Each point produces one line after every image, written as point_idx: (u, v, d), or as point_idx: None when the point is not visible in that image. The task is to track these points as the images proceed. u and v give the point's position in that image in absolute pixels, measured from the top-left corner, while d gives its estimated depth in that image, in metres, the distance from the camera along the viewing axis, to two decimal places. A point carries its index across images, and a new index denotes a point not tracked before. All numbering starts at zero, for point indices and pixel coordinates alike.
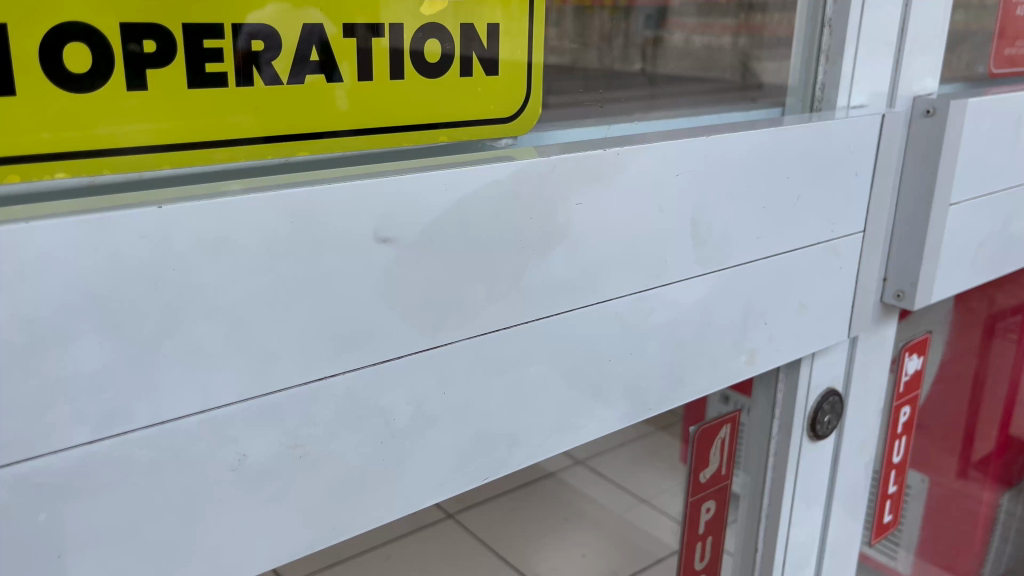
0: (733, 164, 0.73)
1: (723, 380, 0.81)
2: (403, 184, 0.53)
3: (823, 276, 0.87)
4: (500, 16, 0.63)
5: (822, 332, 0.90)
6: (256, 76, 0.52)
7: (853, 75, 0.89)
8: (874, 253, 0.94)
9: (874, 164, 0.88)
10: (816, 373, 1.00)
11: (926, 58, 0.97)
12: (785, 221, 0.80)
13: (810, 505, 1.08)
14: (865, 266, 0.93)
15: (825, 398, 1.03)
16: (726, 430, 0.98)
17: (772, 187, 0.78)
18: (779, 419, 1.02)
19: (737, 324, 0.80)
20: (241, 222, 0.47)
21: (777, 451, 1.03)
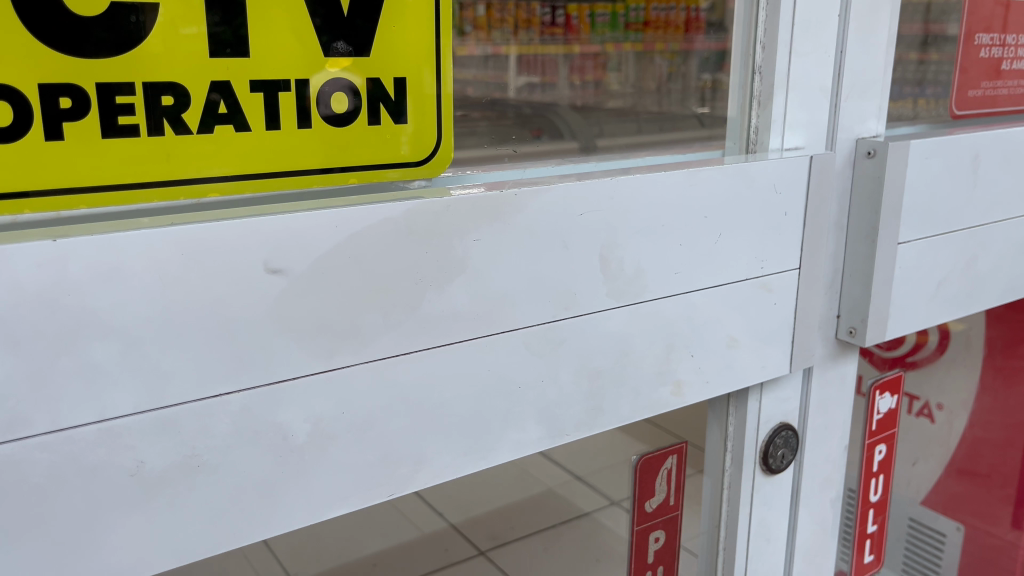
0: (645, 202, 0.78)
1: (647, 410, 0.85)
2: (290, 222, 0.59)
3: (754, 312, 0.91)
4: (407, 71, 0.69)
5: (756, 366, 0.93)
6: (166, 127, 0.60)
7: (786, 119, 0.93)
8: (814, 290, 0.97)
9: (808, 207, 0.92)
10: (766, 407, 1.03)
11: (868, 101, 1.00)
12: (708, 258, 0.84)
13: (771, 539, 1.09)
14: (805, 303, 0.96)
15: (778, 432, 1.05)
16: (673, 460, 0.99)
17: (690, 226, 0.82)
18: (731, 452, 1.04)
19: (661, 355, 0.84)
20: (132, 254, 0.54)
21: (730, 483, 1.05)
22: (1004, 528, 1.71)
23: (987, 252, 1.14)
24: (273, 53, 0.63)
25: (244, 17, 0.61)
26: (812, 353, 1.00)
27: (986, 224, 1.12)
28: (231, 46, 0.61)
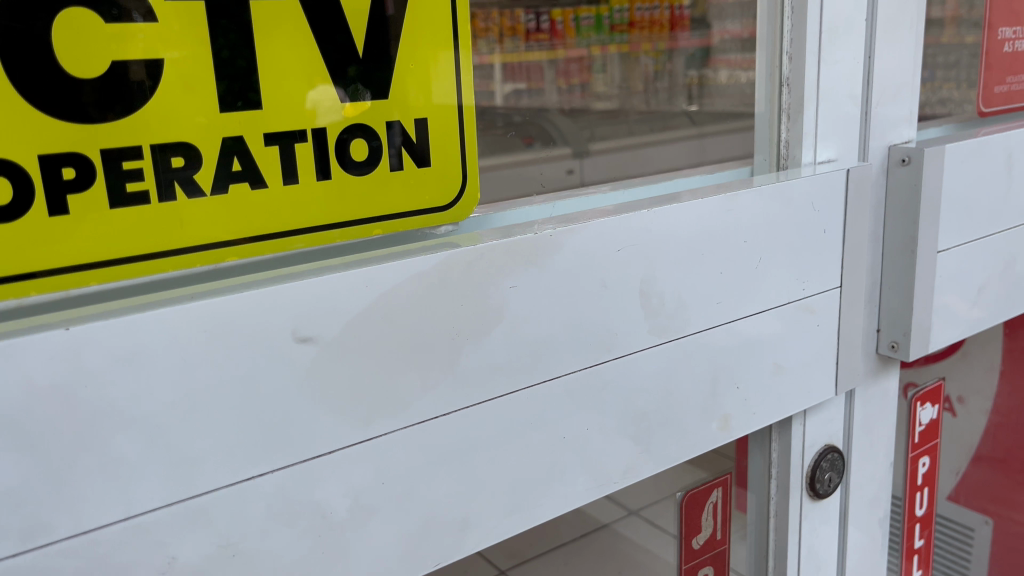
0: (684, 232, 0.74)
1: (694, 447, 0.80)
2: (317, 286, 0.55)
3: (798, 336, 0.87)
4: (428, 110, 0.65)
5: (801, 391, 0.89)
6: (179, 191, 0.55)
7: (817, 132, 0.89)
8: (856, 306, 0.92)
9: (848, 223, 0.88)
10: (811, 430, 0.98)
11: (898, 107, 0.96)
12: (750, 284, 0.80)
13: (821, 565, 1.05)
14: (847, 322, 0.92)
15: (823, 456, 1.00)
16: (718, 494, 0.95)
17: (731, 253, 0.78)
18: (776, 479, 1.00)
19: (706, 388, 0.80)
20: (153, 336, 0.49)
21: (777, 511, 1.01)
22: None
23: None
24: (286, 103, 0.58)
25: (255, 67, 0.57)
26: (856, 372, 0.96)
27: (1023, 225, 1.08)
28: (242, 99, 0.56)
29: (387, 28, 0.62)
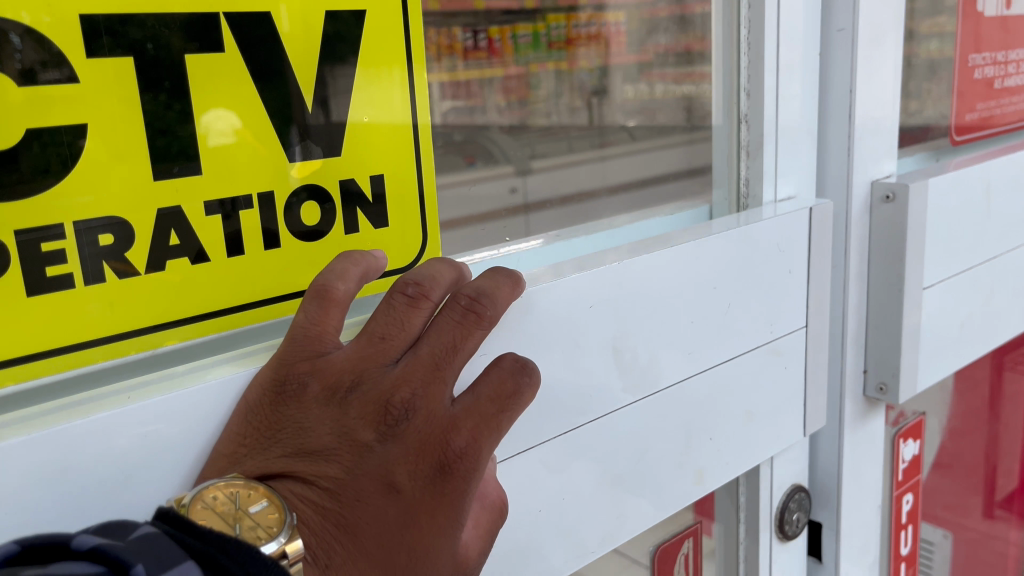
0: (660, 286, 0.70)
1: (672, 506, 0.77)
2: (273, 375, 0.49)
3: (769, 379, 0.84)
4: (385, 165, 0.59)
5: (774, 434, 0.87)
6: (107, 271, 0.48)
7: (777, 169, 0.87)
8: (821, 347, 0.90)
9: (815, 263, 0.86)
10: (778, 471, 0.96)
11: (879, 142, 0.94)
12: (725, 332, 0.78)
13: None
14: (814, 363, 0.90)
15: (791, 496, 0.98)
16: (689, 545, 0.93)
17: (706, 300, 0.75)
18: (745, 522, 0.97)
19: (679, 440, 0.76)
20: (83, 446, 0.45)
21: (746, 557, 0.98)
22: (977, 519, 1.53)
23: (999, 284, 1.09)
24: (227, 169, 0.51)
25: (191, 127, 0.49)
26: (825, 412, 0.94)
27: (998, 255, 1.07)
28: (179, 164, 0.49)
29: (342, 80, 0.55)
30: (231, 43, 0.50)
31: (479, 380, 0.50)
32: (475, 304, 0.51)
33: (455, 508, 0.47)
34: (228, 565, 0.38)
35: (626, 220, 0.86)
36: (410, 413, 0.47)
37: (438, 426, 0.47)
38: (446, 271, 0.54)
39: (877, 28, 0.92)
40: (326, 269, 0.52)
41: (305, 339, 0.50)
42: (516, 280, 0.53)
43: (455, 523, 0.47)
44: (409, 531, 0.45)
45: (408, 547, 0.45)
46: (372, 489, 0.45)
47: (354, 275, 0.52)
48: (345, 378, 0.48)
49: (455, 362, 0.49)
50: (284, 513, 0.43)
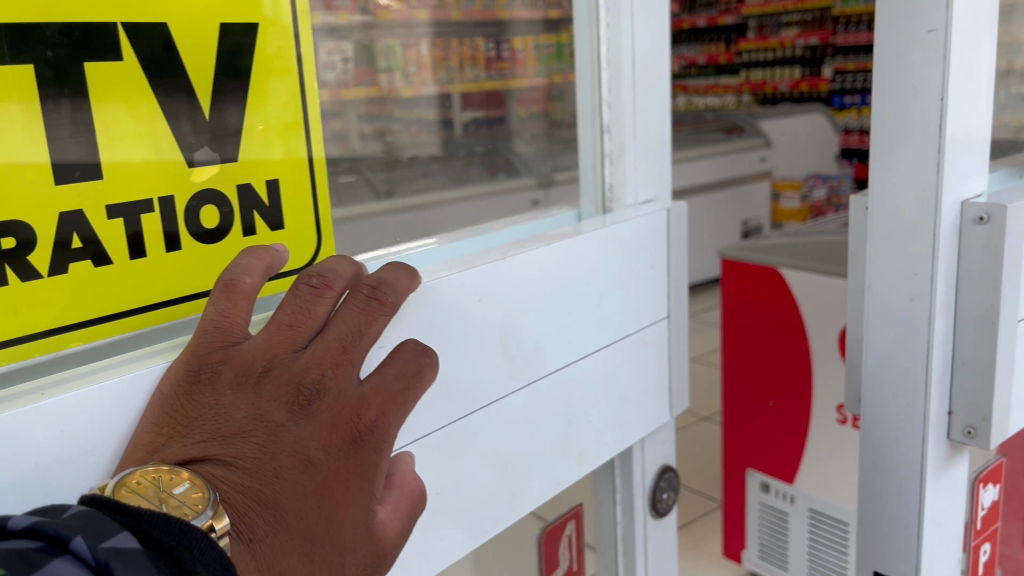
0: (525, 296, 1.05)
1: (552, 485, 1.15)
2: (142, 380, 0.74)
3: (626, 369, 1.26)
4: (209, 183, 0.81)
5: (602, 424, 1.23)
6: (13, 269, 0.68)
7: (632, 180, 1.37)
8: (633, 343, 1.26)
9: (665, 262, 1.32)
10: (647, 460, 1.45)
11: (972, 171, 1.29)
12: (561, 322, 1.11)
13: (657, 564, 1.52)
14: (621, 353, 1.25)
15: (658, 479, 1.48)
16: (570, 527, 1.40)
17: (541, 299, 1.08)
18: (621, 501, 1.46)
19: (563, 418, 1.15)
20: (19, 427, 0.66)
21: (625, 528, 1.47)
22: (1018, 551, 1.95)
23: None
24: (130, 179, 0.75)
25: (73, 166, 0.71)
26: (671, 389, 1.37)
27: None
28: (79, 170, 0.71)
29: (233, 109, 0.82)
30: (128, 57, 0.73)
31: (388, 365, 0.72)
32: (377, 294, 0.74)
33: (366, 477, 0.67)
34: (164, 532, 0.55)
35: (466, 235, 1.18)
36: (319, 399, 0.67)
37: (352, 404, 0.68)
38: (346, 267, 0.78)
39: (976, 38, 1.23)
40: (235, 263, 0.75)
41: (217, 328, 0.72)
42: (410, 273, 0.79)
43: (364, 489, 0.67)
44: (326, 501, 0.65)
45: (325, 518, 0.65)
46: (295, 463, 0.65)
47: (257, 269, 0.75)
48: (259, 365, 0.69)
49: (359, 344, 0.71)
50: (203, 494, 0.61)
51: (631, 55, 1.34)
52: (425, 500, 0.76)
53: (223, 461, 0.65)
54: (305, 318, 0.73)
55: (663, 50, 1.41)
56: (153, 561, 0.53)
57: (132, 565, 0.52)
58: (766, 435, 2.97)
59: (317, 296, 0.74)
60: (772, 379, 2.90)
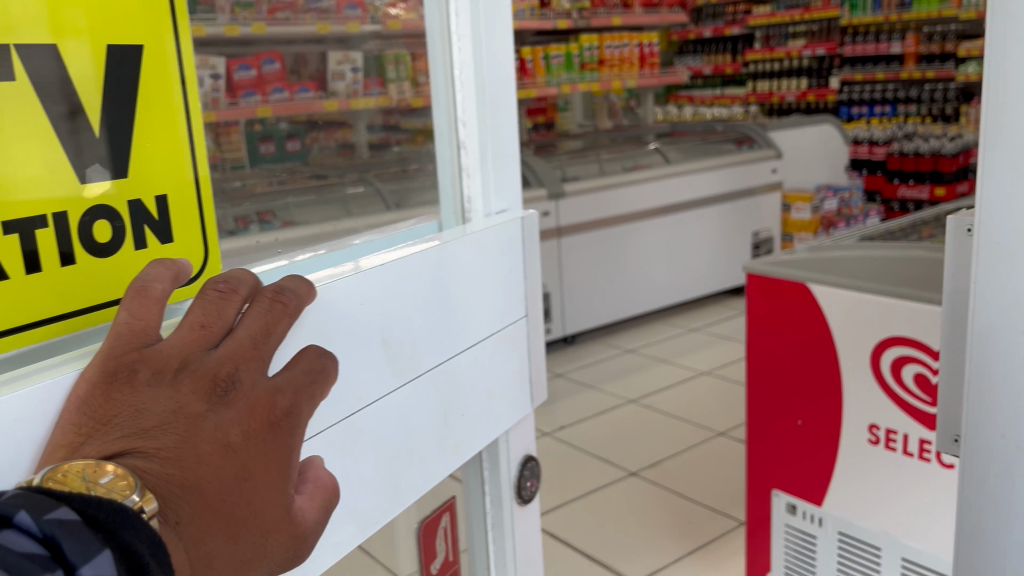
0: (401, 309, 1.43)
1: (416, 455, 1.51)
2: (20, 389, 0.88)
3: (492, 364, 1.73)
4: (76, 205, 0.97)
5: (406, 422, 1.47)
6: None
7: (480, 190, 1.81)
8: (429, 349, 1.51)
9: (521, 264, 1.81)
10: (510, 451, 1.91)
11: None
12: (432, 333, 1.52)
13: (525, 532, 1.98)
14: (430, 358, 1.52)
15: (522, 467, 1.95)
16: (446, 516, 1.81)
17: (413, 308, 1.46)
18: (490, 487, 1.91)
19: (437, 410, 1.56)
20: None
21: (494, 511, 1.92)
22: None
23: None
24: (22, 201, 0.92)
25: None
26: (529, 379, 1.88)
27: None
28: None
29: (114, 139, 1.00)
30: (19, 81, 0.90)
31: (294, 367, 0.94)
32: (281, 299, 0.97)
33: (279, 463, 0.86)
34: (103, 511, 0.70)
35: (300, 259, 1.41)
36: (234, 390, 0.86)
37: (270, 402, 0.88)
38: (246, 278, 0.98)
39: None
40: (146, 276, 0.91)
41: (131, 330, 0.86)
42: (307, 286, 1.02)
43: (276, 470, 0.86)
44: (248, 486, 0.82)
45: (245, 501, 0.82)
46: (222, 454, 0.81)
47: (167, 282, 0.92)
48: (176, 362, 0.85)
49: (266, 347, 0.91)
50: (128, 480, 0.74)
51: (480, 83, 1.79)
52: (338, 494, 0.96)
53: (145, 452, 0.79)
54: (214, 319, 0.90)
55: (509, 88, 1.87)
56: (87, 531, 0.69)
57: (70, 537, 0.67)
58: (793, 445, 3.59)
59: (226, 298, 0.92)
60: (803, 396, 3.52)
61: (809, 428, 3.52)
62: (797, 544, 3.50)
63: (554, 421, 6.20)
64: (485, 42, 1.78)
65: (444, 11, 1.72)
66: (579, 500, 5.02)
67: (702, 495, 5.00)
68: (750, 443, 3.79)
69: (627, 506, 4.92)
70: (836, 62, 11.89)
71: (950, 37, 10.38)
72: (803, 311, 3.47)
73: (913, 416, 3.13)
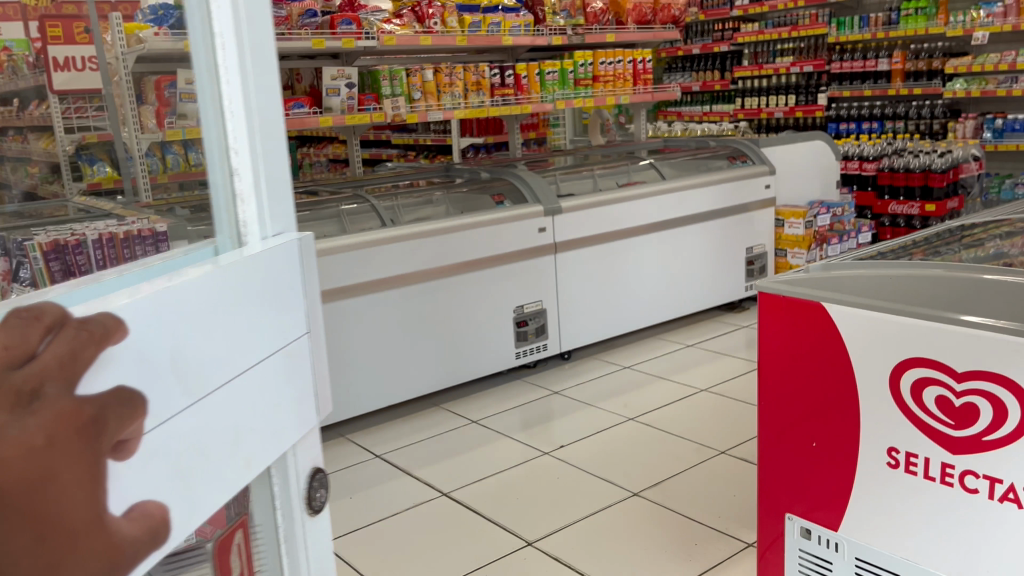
0: (190, 320, 1.21)
1: (219, 482, 1.30)
2: None
3: (272, 384, 1.46)
4: None
5: (197, 446, 1.23)
6: None
7: (257, 216, 1.53)
8: (215, 368, 1.27)
9: (297, 283, 1.56)
10: (301, 463, 1.63)
11: None
12: (225, 345, 1.29)
13: (313, 549, 1.70)
14: (218, 377, 1.28)
15: (313, 478, 1.68)
16: (240, 535, 1.51)
17: (198, 328, 1.23)
18: (282, 506, 1.61)
19: (227, 427, 1.31)
20: None
21: (286, 532, 1.63)
22: None
23: None
24: None
25: None
26: (314, 391, 1.63)
27: None
28: None
29: None
30: None
31: (100, 389, 1.05)
32: (85, 326, 1.04)
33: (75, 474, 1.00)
34: None
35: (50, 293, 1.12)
36: (38, 402, 0.97)
37: (72, 419, 1.00)
38: (52, 310, 1.04)
39: None
40: None
41: None
42: (117, 321, 1.07)
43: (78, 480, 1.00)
44: (42, 496, 0.95)
45: (38, 509, 0.95)
46: (22, 469, 0.93)
47: None
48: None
49: (79, 365, 1.02)
50: None
51: (252, 108, 1.51)
52: (164, 515, 1.16)
53: None
54: (17, 343, 0.98)
55: (280, 107, 1.58)
56: None
57: None
58: (806, 468, 3.40)
59: (31, 329, 1.00)
60: (816, 423, 3.33)
61: (825, 450, 3.32)
62: (811, 566, 3.42)
63: (552, 441, 6.10)
64: (253, 67, 1.51)
65: (208, 39, 1.44)
66: (581, 524, 4.92)
67: (707, 517, 4.90)
68: (762, 464, 3.60)
69: (632, 529, 4.81)
70: (824, 78, 11.91)
71: (937, 54, 10.37)
72: (818, 329, 3.28)
73: (935, 441, 2.94)
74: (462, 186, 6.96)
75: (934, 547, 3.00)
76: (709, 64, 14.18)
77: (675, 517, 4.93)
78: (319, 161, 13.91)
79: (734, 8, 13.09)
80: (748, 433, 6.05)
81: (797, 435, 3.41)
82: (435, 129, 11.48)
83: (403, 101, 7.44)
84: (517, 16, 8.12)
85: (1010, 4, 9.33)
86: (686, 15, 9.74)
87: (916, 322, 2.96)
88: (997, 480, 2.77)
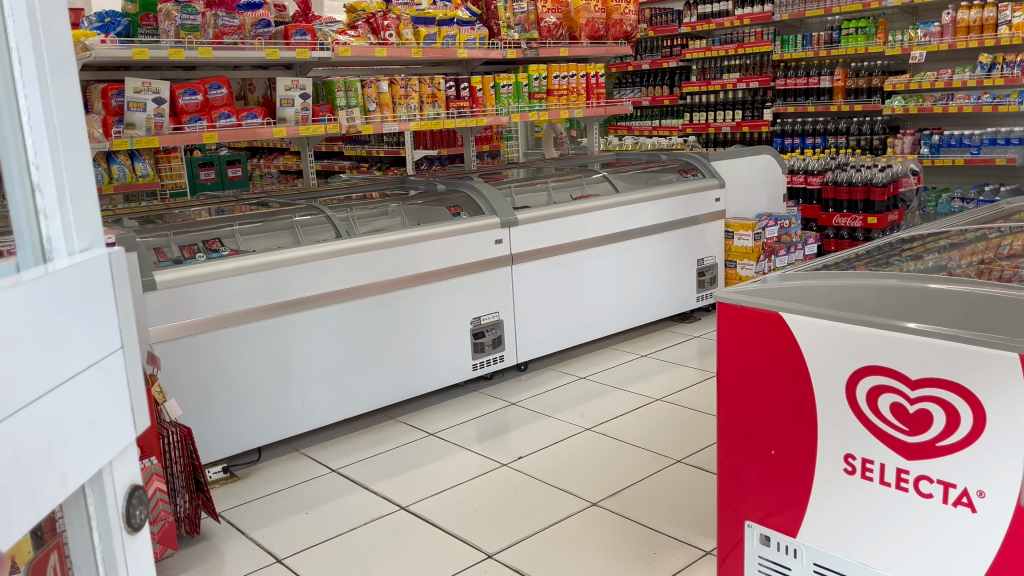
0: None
1: (40, 497, 1.30)
2: None
3: (92, 398, 1.46)
4: None
5: (11, 460, 1.22)
6: None
7: (63, 233, 1.48)
8: (25, 385, 1.25)
9: (112, 298, 1.56)
10: (117, 481, 1.59)
11: None
12: (36, 364, 1.28)
13: (134, 564, 1.65)
14: (27, 393, 1.26)
15: (131, 495, 1.65)
16: (55, 557, 1.44)
17: (17, 344, 1.24)
18: (98, 527, 1.55)
19: (44, 442, 1.30)
20: None
21: (103, 551, 1.56)
22: None
23: None
24: None
25: None
26: (130, 408, 1.61)
27: None
28: None
29: None
30: None
31: None
32: None
33: None
34: None
35: None
36: None
37: None
38: None
39: None
40: None
41: None
42: None
43: None
44: None
45: None
46: None
47: None
48: None
49: None
50: None
51: (52, 125, 1.46)
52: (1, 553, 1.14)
53: None
54: None
55: (77, 122, 1.54)
56: None
57: None
58: (763, 475, 3.48)
59: None
60: (774, 431, 3.42)
61: (783, 458, 3.40)
62: (771, 572, 3.49)
63: (510, 453, 6.09)
64: (54, 79, 1.46)
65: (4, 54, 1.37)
66: (541, 535, 4.91)
67: (666, 526, 4.95)
68: (721, 471, 3.68)
69: (592, 539, 4.83)
70: (769, 94, 12.22)
71: (876, 72, 10.71)
72: (777, 338, 3.35)
73: (890, 447, 3.02)
74: (417, 199, 6.93)
75: (891, 549, 3.09)
76: (658, 79, 14.44)
77: (635, 526, 4.97)
78: (268, 173, 13.73)
79: (682, 26, 13.34)
80: (702, 442, 6.14)
81: (757, 443, 3.48)
82: (388, 142, 11.43)
83: (358, 113, 7.38)
84: (472, 30, 8.14)
85: (946, 24, 9.66)
86: (637, 31, 9.86)
87: (871, 332, 3.05)
88: (951, 485, 2.86)
